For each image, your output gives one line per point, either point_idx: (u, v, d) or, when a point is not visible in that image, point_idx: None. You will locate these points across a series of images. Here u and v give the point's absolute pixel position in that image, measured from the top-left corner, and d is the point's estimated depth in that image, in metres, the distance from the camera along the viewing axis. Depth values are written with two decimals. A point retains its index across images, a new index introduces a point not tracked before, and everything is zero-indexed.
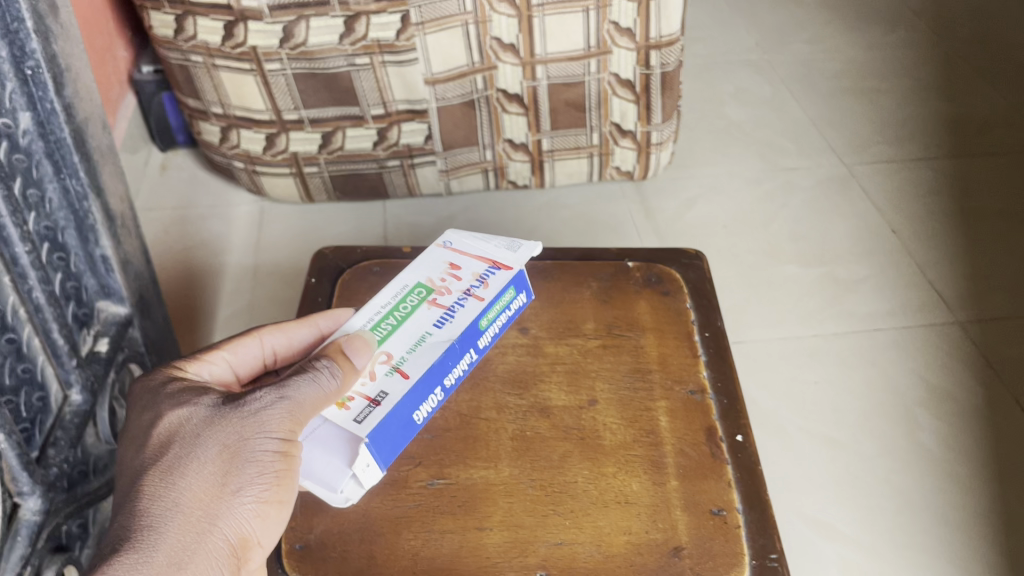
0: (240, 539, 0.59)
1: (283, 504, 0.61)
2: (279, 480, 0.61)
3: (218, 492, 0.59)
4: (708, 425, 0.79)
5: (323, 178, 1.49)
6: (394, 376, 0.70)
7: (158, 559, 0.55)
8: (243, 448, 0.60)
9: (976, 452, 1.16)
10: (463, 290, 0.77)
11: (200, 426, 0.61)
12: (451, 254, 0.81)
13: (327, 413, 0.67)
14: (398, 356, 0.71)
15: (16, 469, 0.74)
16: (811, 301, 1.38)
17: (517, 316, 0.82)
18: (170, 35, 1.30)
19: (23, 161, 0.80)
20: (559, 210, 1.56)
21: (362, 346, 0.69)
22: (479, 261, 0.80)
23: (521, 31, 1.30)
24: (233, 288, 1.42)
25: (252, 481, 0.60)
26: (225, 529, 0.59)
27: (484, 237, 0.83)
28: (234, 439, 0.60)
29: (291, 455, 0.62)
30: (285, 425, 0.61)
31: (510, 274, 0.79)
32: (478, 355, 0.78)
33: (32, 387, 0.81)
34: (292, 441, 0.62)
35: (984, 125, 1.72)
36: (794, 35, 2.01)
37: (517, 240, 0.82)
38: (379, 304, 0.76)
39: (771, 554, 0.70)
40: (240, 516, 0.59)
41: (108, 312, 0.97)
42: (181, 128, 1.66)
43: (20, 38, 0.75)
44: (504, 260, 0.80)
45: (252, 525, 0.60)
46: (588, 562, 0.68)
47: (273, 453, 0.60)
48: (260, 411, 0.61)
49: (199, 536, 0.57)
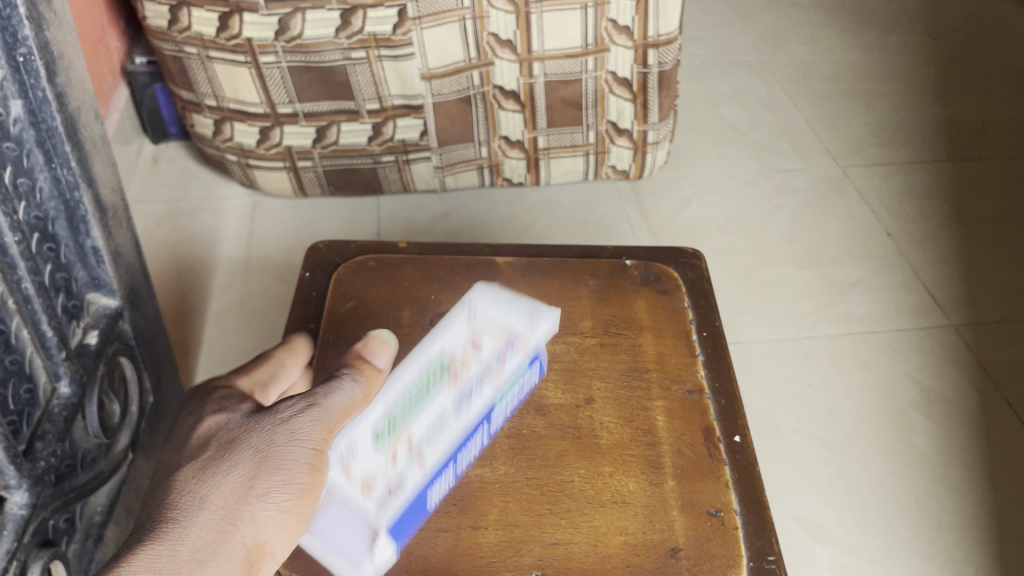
0: (258, 545, 0.56)
1: (306, 517, 0.58)
2: (306, 492, 0.58)
3: (245, 494, 0.56)
4: (705, 425, 0.78)
5: (316, 172, 1.48)
6: (411, 463, 0.65)
7: (179, 551, 0.52)
8: (273, 452, 0.58)
9: (969, 455, 1.16)
10: (483, 367, 0.69)
11: (237, 428, 0.60)
12: (474, 320, 0.71)
13: (339, 479, 0.62)
14: (417, 445, 0.65)
15: (3, 462, 0.74)
16: (805, 302, 1.38)
17: (527, 397, 0.79)
18: (164, 26, 1.29)
19: (14, 149, 0.78)
20: (555, 208, 1.55)
21: (380, 346, 0.66)
22: (500, 333, 0.71)
23: (518, 26, 1.30)
24: (224, 282, 1.41)
25: (279, 486, 0.57)
26: (246, 533, 0.55)
27: (506, 300, 0.74)
28: (266, 443, 0.58)
29: (320, 467, 0.59)
30: (317, 434, 0.59)
31: (525, 355, 0.73)
32: (489, 430, 0.74)
33: (20, 379, 0.81)
34: (324, 452, 0.59)
35: (979, 129, 1.73)
36: (790, 37, 2.01)
37: (539, 308, 0.76)
38: (401, 376, 0.65)
39: (768, 556, 0.69)
40: (261, 521, 0.56)
41: (98, 304, 0.95)
42: (173, 120, 1.64)
43: (13, 24, 0.74)
44: (523, 333, 0.73)
45: (271, 533, 0.56)
46: (584, 562, 0.67)
47: (303, 461, 0.58)
48: (293, 417, 0.59)
49: (221, 536, 0.54)
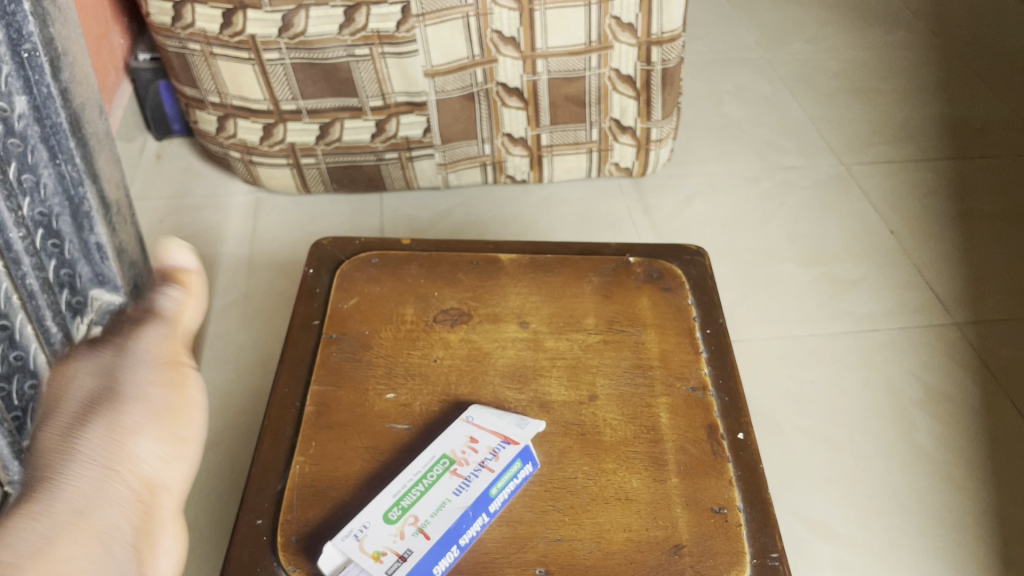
0: (148, 480, 0.67)
1: (182, 440, 0.71)
2: (176, 416, 0.72)
3: (123, 436, 0.68)
4: (709, 422, 0.78)
5: (320, 169, 1.48)
6: (418, 536, 0.65)
7: (69, 502, 0.62)
8: (134, 394, 0.71)
9: (972, 453, 1.16)
10: (477, 462, 0.71)
11: (91, 385, 0.71)
12: (471, 429, 0.74)
13: (354, 556, 0.64)
14: (423, 518, 0.67)
15: (7, 458, 0.74)
16: (808, 300, 1.38)
17: (527, 484, 0.72)
18: (168, 22, 1.30)
19: (18, 146, 0.79)
20: (558, 205, 1.55)
21: (176, 251, 0.84)
22: (493, 436, 0.73)
23: (522, 24, 1.30)
24: (227, 279, 1.41)
25: (152, 417, 0.70)
26: (130, 467, 0.66)
27: (502, 412, 0.76)
28: (126, 389, 0.71)
29: (178, 394, 0.73)
30: (166, 366, 0.74)
31: (518, 449, 0.71)
32: (490, 518, 0.69)
33: (24, 375, 0.81)
34: (177, 381, 0.74)
35: (982, 127, 1.72)
36: (794, 34, 2.01)
37: (527, 418, 0.76)
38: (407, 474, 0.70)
39: (771, 554, 0.69)
40: (143, 454, 0.68)
41: (102, 301, 0.94)
42: (177, 117, 1.64)
43: (18, 20, 0.74)
44: (512, 436, 0.73)
45: (154, 460, 0.68)
46: (587, 558, 0.67)
47: (162, 391, 0.72)
48: (139, 361, 0.74)
49: (108, 475, 0.65)
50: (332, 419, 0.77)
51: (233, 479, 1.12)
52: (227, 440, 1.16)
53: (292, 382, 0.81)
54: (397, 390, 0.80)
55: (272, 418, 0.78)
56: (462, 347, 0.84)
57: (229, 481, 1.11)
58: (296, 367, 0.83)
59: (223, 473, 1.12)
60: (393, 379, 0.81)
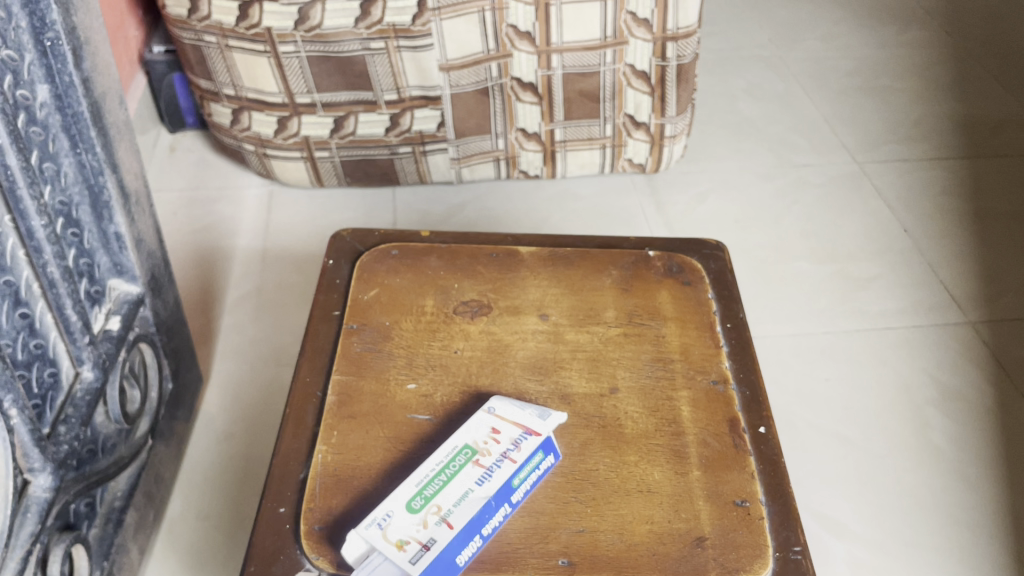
0: None
1: None
2: None
3: None
4: (731, 416, 0.78)
5: (334, 163, 1.47)
6: (441, 525, 0.65)
7: None
8: None
9: (988, 453, 1.16)
10: (500, 452, 0.71)
11: None
12: (493, 421, 0.74)
13: (378, 544, 0.65)
14: (446, 508, 0.67)
15: (27, 444, 0.75)
16: (821, 298, 1.37)
17: (548, 475, 0.72)
18: (184, 14, 1.30)
19: (40, 134, 0.78)
20: (571, 201, 1.54)
21: None
22: (513, 426, 0.73)
23: (537, 18, 1.31)
24: (241, 271, 1.41)
25: None
26: None
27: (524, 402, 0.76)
28: None
29: None
30: None
31: (539, 439, 0.71)
32: (513, 509, 0.69)
33: (43, 363, 0.82)
34: None
35: (997, 127, 1.71)
36: (808, 32, 2.00)
37: (548, 408, 0.76)
38: (428, 465, 0.70)
39: (794, 547, 0.69)
40: None
41: (119, 290, 0.95)
42: (191, 110, 1.65)
43: (41, 8, 0.74)
44: (533, 427, 0.73)
45: None
46: (610, 550, 0.67)
47: None
48: None
49: None
50: (352, 408, 0.78)
51: (248, 471, 1.12)
52: (242, 433, 1.16)
53: (313, 372, 0.82)
54: (418, 380, 0.80)
55: (293, 407, 0.78)
56: (483, 339, 0.84)
57: (243, 472, 1.12)
58: (317, 358, 0.83)
59: (237, 466, 1.12)
60: (414, 369, 0.81)
